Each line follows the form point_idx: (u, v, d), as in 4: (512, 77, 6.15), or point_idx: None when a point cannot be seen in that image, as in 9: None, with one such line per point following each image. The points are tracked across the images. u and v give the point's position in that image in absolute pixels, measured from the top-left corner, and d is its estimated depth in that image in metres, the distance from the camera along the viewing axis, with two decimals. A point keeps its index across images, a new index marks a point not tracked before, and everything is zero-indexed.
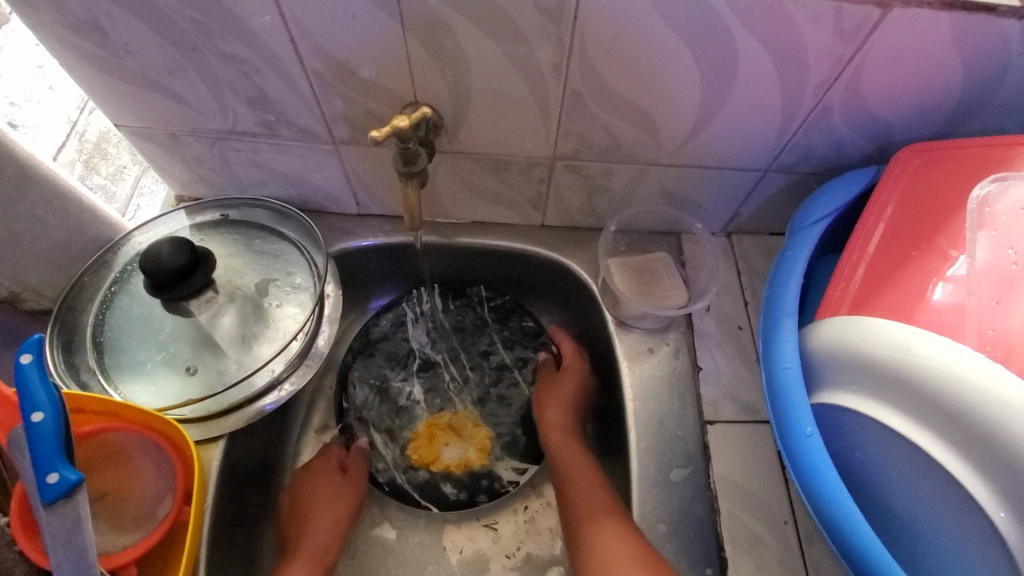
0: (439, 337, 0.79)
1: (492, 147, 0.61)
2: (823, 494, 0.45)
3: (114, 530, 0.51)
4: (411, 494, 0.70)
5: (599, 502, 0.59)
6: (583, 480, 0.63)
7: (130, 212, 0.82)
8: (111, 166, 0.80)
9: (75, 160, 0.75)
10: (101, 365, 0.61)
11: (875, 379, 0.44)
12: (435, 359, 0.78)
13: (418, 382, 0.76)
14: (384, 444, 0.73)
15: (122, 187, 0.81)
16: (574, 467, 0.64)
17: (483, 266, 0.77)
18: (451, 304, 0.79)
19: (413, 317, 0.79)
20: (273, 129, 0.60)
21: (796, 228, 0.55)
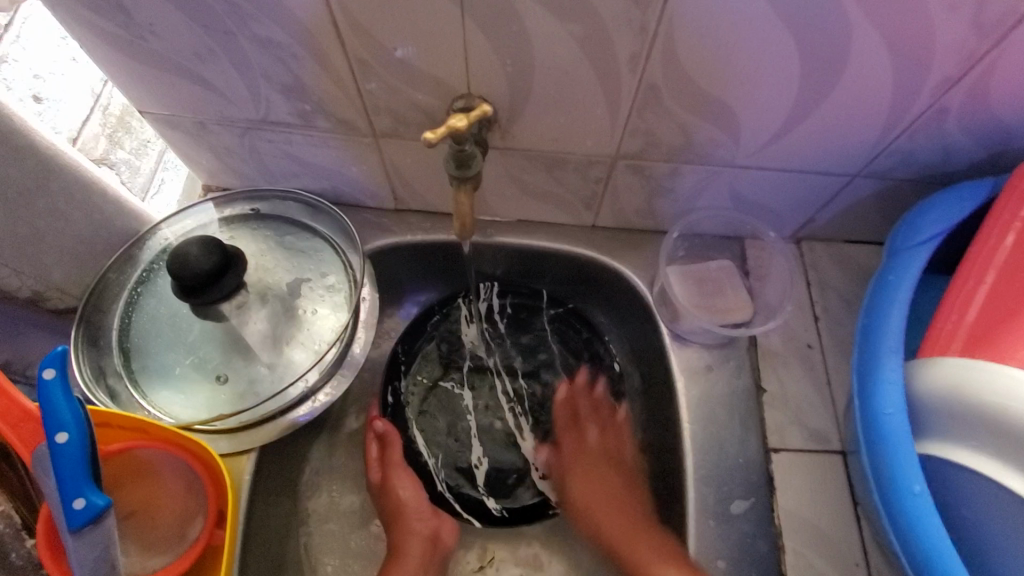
0: (494, 341, 0.72)
1: (549, 144, 0.54)
2: (930, 561, 0.41)
3: (143, 551, 0.48)
4: (452, 504, 0.66)
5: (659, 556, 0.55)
6: (625, 518, 0.61)
7: (153, 187, 0.76)
8: (135, 140, 0.73)
9: (98, 136, 0.68)
10: (128, 369, 0.58)
11: (1000, 436, 0.39)
12: (487, 366, 0.71)
13: (470, 387, 0.70)
14: (429, 449, 0.68)
15: (145, 162, 0.75)
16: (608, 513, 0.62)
17: (542, 270, 0.71)
18: (511, 304, 0.73)
19: (469, 315, 0.73)
20: (309, 119, 0.55)
21: (897, 248, 0.49)
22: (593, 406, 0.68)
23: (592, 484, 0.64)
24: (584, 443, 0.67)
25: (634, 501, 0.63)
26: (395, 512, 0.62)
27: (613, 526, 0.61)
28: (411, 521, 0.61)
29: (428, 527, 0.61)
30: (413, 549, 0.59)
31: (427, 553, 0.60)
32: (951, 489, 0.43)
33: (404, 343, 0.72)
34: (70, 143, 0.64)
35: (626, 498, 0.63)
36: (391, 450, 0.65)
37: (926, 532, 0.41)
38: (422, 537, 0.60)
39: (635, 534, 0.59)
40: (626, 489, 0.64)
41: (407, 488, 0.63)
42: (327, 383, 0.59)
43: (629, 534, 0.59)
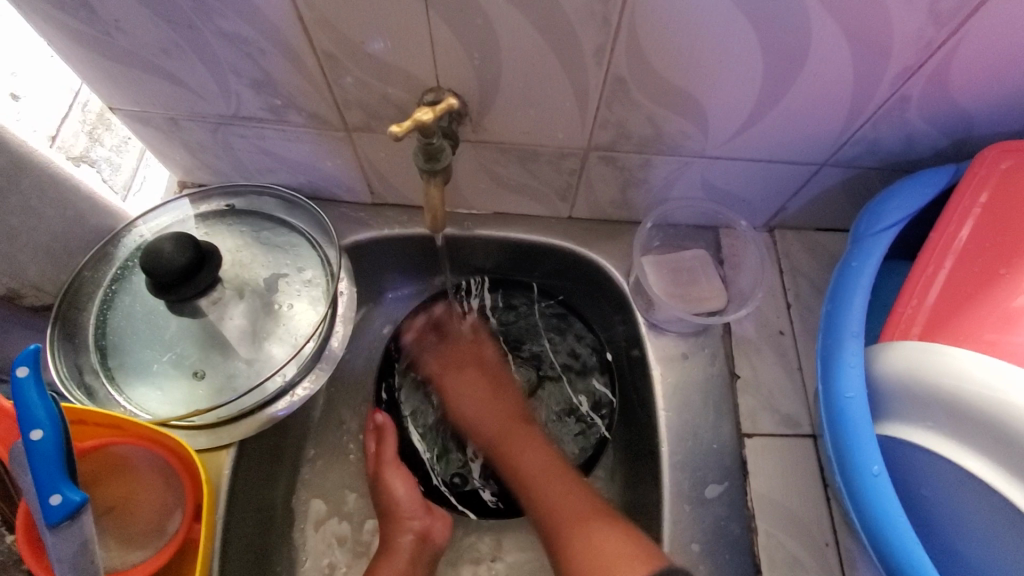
0: (486, 334, 0.72)
1: (521, 136, 0.55)
2: (887, 536, 0.42)
3: (122, 545, 0.48)
4: (446, 495, 0.65)
5: (577, 509, 0.55)
6: (552, 481, 0.58)
7: (136, 185, 0.73)
8: (116, 137, 0.70)
9: (79, 133, 0.64)
10: (104, 366, 0.58)
11: (953, 416, 0.40)
12: (479, 357, 0.71)
13: None
14: (423, 442, 0.68)
15: (126, 159, 0.71)
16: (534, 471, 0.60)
17: (531, 263, 0.72)
18: (502, 297, 0.73)
19: (461, 310, 0.72)
20: (281, 114, 0.55)
21: (860, 235, 0.50)
22: (584, 397, 0.68)
23: (530, 451, 0.61)
24: (523, 458, 0.61)
25: (580, 488, 0.58)
26: (388, 508, 0.62)
27: (549, 494, 0.57)
28: (402, 519, 0.61)
29: (420, 524, 0.61)
30: (403, 547, 0.59)
31: (416, 552, 0.60)
32: (909, 468, 0.44)
33: (395, 339, 0.71)
34: (52, 143, 0.60)
35: (550, 476, 0.59)
36: (386, 447, 0.64)
37: (885, 513, 0.42)
38: (412, 533, 0.60)
39: (571, 498, 0.56)
40: (545, 470, 0.59)
41: (402, 482, 0.63)
42: (305, 377, 0.60)
43: (580, 511, 0.55)
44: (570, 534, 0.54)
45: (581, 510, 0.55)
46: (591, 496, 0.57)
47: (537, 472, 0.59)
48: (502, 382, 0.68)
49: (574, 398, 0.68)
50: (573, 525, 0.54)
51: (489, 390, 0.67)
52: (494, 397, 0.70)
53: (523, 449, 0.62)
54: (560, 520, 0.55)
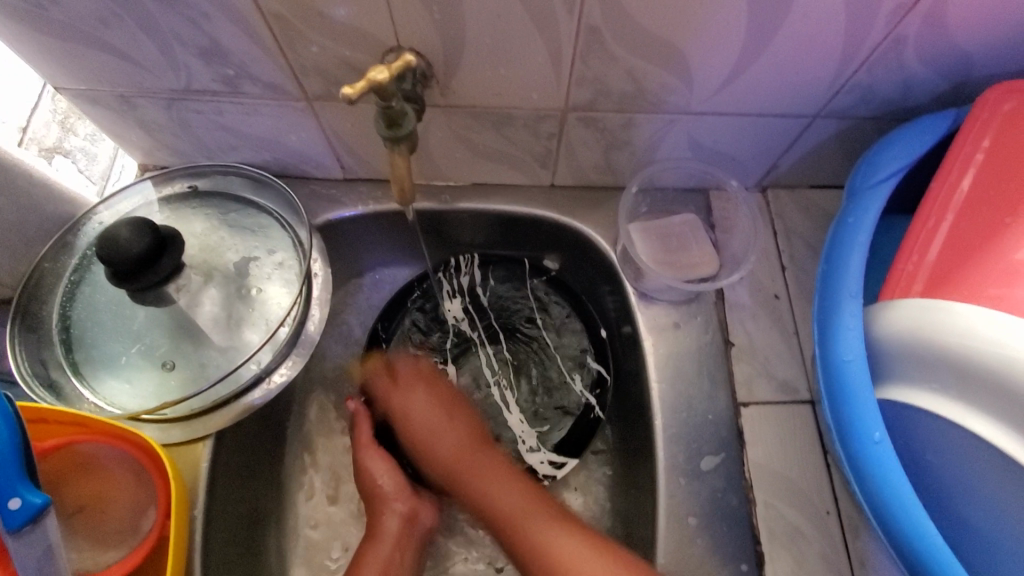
0: (477, 313, 0.69)
1: (492, 99, 0.51)
2: (891, 505, 0.40)
3: (95, 545, 0.47)
4: (434, 479, 0.62)
5: (514, 500, 0.55)
6: (532, 519, 0.53)
7: (113, 175, 0.69)
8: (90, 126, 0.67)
9: (50, 123, 0.63)
10: (71, 361, 0.55)
11: (958, 378, 0.37)
12: (469, 336, 0.68)
13: (452, 360, 0.67)
14: None
15: (101, 149, 0.68)
16: (489, 476, 0.57)
17: (522, 236, 0.69)
18: (493, 276, 0.70)
19: (450, 289, 0.69)
20: (235, 86, 0.52)
21: (856, 188, 0.47)
22: (579, 378, 0.65)
23: (500, 492, 0.56)
24: (485, 463, 0.58)
25: (539, 494, 0.56)
26: (371, 490, 0.60)
27: (505, 498, 0.55)
28: (384, 501, 0.59)
29: (404, 506, 0.59)
30: (387, 529, 0.58)
31: (401, 535, 0.58)
32: (916, 434, 0.42)
33: (382, 319, 0.68)
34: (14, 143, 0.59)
35: (507, 473, 0.57)
36: (367, 428, 0.62)
37: (888, 481, 0.40)
38: (397, 514, 0.58)
39: (505, 501, 0.55)
40: (503, 468, 0.58)
41: (383, 465, 0.61)
42: (282, 363, 0.58)
43: (513, 511, 0.54)
44: (530, 549, 0.52)
45: (544, 514, 0.54)
46: (575, 526, 0.53)
47: (539, 502, 0.55)
48: (438, 380, 0.64)
49: (571, 378, 0.65)
50: (517, 527, 0.54)
51: (449, 425, 0.61)
52: (485, 379, 0.67)
53: (464, 460, 0.59)
54: (512, 519, 0.54)
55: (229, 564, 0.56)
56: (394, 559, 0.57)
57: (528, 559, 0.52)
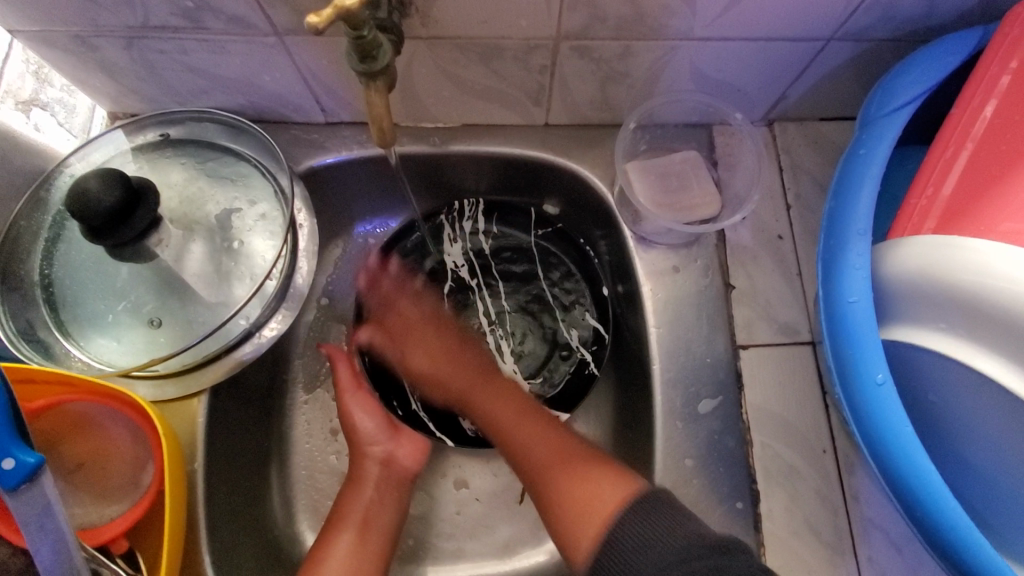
0: (475, 259, 0.67)
1: (477, 28, 0.47)
2: (889, 445, 0.40)
3: (97, 500, 0.47)
4: (424, 421, 0.63)
5: (553, 445, 0.54)
6: (543, 435, 0.55)
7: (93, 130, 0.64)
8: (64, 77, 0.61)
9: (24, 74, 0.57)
10: (58, 320, 0.54)
11: (970, 317, 0.35)
12: (468, 283, 0.66)
13: (449, 306, 0.66)
14: (405, 372, 0.64)
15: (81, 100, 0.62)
16: (529, 430, 0.56)
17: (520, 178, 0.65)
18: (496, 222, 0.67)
19: (452, 233, 0.67)
20: (197, 20, 0.47)
21: (870, 117, 0.44)
22: (576, 332, 0.63)
23: (501, 401, 0.58)
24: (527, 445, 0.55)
25: (552, 428, 0.56)
26: (354, 435, 0.60)
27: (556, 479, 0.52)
28: (364, 447, 0.59)
29: (382, 449, 0.59)
30: (366, 473, 0.58)
31: (382, 477, 0.58)
32: (923, 374, 0.40)
33: (382, 258, 0.66)
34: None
35: (527, 414, 0.57)
36: (343, 374, 0.62)
37: (887, 420, 0.39)
38: (373, 459, 0.58)
39: (545, 441, 0.54)
40: (521, 412, 0.57)
41: (359, 415, 0.60)
42: (272, 316, 0.57)
43: (554, 453, 0.54)
44: (545, 475, 0.53)
45: (568, 459, 0.53)
46: (596, 461, 0.52)
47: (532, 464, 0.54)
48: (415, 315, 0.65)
49: (568, 332, 0.63)
50: (542, 474, 0.53)
51: (510, 397, 0.58)
52: (479, 329, 0.65)
53: (529, 436, 0.55)
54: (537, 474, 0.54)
55: (237, 513, 0.56)
56: (374, 505, 0.57)
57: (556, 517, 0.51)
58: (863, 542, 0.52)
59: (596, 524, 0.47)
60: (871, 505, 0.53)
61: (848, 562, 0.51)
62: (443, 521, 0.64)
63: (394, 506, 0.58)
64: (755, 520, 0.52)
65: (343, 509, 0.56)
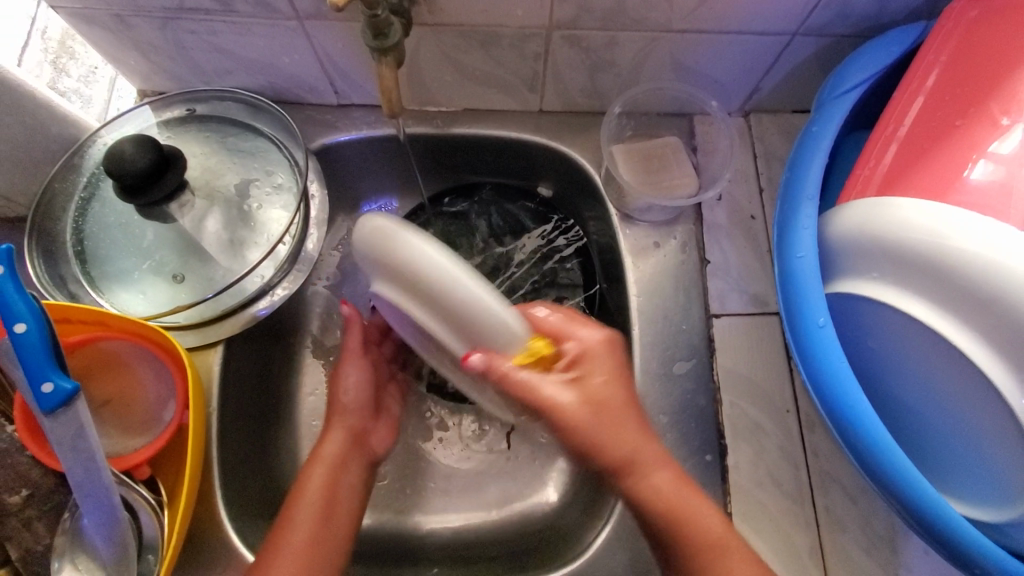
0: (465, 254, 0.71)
1: (478, 16, 0.53)
2: (830, 383, 0.45)
3: (123, 433, 0.52)
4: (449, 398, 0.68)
5: (629, 435, 0.46)
6: (620, 426, 0.45)
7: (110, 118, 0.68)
8: (82, 66, 0.65)
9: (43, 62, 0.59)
10: (87, 274, 0.59)
11: (895, 265, 0.40)
12: None
13: None
14: None
15: (97, 90, 0.67)
16: (614, 427, 0.45)
17: (507, 162, 0.71)
18: (483, 212, 0.73)
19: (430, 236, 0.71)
20: (227, 3, 0.53)
21: (824, 99, 0.50)
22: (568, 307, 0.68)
23: (603, 379, 0.47)
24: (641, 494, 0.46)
25: (635, 409, 0.47)
26: (334, 403, 0.60)
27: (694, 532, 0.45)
28: (342, 410, 0.59)
29: (356, 421, 0.59)
30: (331, 446, 0.56)
31: (354, 446, 0.57)
32: (861, 323, 0.46)
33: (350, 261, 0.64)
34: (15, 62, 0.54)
35: (617, 416, 0.46)
36: (352, 338, 0.62)
37: (828, 360, 0.45)
38: (345, 429, 0.58)
39: (644, 448, 0.46)
40: (624, 399, 0.46)
41: (352, 371, 0.61)
42: (284, 278, 0.62)
43: (653, 459, 0.47)
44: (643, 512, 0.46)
45: (647, 456, 0.46)
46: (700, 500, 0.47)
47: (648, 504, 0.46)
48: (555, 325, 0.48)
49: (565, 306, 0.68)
50: (676, 537, 0.46)
51: (602, 377, 0.47)
52: None
53: (656, 473, 0.46)
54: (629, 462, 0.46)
55: (245, 458, 0.61)
56: (330, 485, 0.53)
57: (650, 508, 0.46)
58: (824, 496, 0.56)
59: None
60: (831, 461, 0.57)
61: (808, 512, 0.55)
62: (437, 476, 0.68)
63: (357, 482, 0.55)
64: (722, 472, 0.56)
65: (304, 484, 0.52)
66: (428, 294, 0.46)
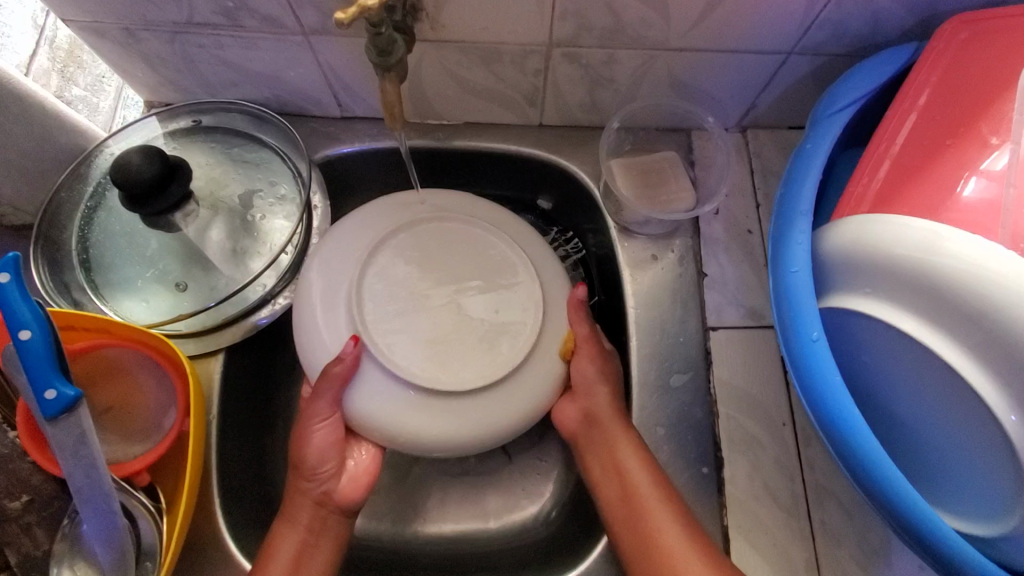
0: None
1: (479, 33, 0.54)
2: (824, 397, 0.45)
3: (124, 440, 0.52)
4: None
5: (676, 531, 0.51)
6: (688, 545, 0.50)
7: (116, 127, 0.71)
8: (90, 76, 0.68)
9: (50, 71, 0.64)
10: (91, 282, 0.59)
11: (889, 281, 0.41)
12: None
13: None
14: None
15: (103, 99, 0.70)
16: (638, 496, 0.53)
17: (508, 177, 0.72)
18: None
19: None
20: (234, 19, 0.54)
21: (818, 117, 0.51)
22: None
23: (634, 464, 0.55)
24: (609, 445, 0.56)
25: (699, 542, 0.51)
26: (296, 458, 0.55)
27: (633, 476, 0.54)
28: (302, 480, 0.55)
29: (319, 483, 0.55)
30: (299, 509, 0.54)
31: (315, 516, 0.55)
32: (855, 338, 0.46)
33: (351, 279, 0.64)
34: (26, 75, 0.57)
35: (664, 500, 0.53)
36: (314, 406, 0.52)
37: (822, 375, 0.45)
38: (309, 496, 0.55)
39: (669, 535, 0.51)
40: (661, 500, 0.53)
41: (317, 432, 0.53)
42: (285, 287, 0.62)
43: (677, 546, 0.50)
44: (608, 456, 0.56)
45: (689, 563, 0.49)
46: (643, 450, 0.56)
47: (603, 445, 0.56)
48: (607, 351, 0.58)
49: None
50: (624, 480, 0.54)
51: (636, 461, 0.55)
52: None
53: (610, 419, 0.57)
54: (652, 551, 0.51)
55: (245, 466, 0.61)
56: (296, 559, 0.52)
57: None
58: (820, 509, 0.56)
59: (671, 559, 0.50)
60: (827, 475, 0.57)
61: (805, 525, 0.55)
62: (435, 485, 0.69)
63: (322, 550, 0.54)
64: (718, 484, 0.57)
65: (274, 549, 0.52)
66: (467, 229, 0.57)
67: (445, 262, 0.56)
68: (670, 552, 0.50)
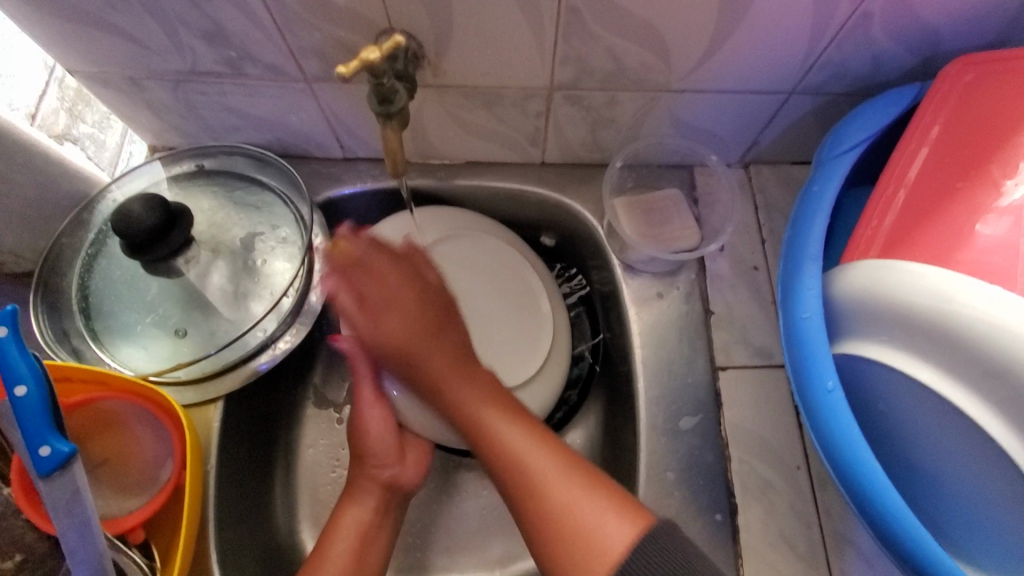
0: None
1: (481, 78, 0.54)
2: (843, 451, 0.44)
3: (119, 494, 0.51)
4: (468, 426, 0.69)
5: (517, 437, 0.51)
6: (536, 453, 0.50)
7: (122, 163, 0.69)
8: (97, 113, 0.66)
9: (58, 111, 0.61)
10: (91, 329, 0.59)
11: (904, 331, 0.40)
12: None
13: None
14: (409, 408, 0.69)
15: (111, 136, 0.67)
16: (500, 447, 0.51)
17: (510, 215, 0.72)
18: None
19: None
20: (238, 68, 0.55)
21: (824, 157, 0.52)
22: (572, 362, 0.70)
23: (467, 388, 0.53)
24: (467, 383, 0.53)
25: (547, 441, 0.51)
26: (358, 443, 0.61)
27: (506, 435, 0.51)
28: (366, 464, 0.59)
29: (385, 469, 0.59)
30: (369, 490, 0.59)
31: (382, 498, 0.59)
32: (872, 385, 0.45)
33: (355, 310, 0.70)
34: (31, 121, 0.57)
35: (539, 441, 0.51)
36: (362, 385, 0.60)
37: (840, 426, 0.44)
38: (375, 480, 0.59)
39: (540, 454, 0.50)
40: (527, 443, 0.50)
41: (374, 417, 0.60)
42: (286, 330, 0.61)
43: (561, 474, 0.48)
44: (440, 384, 0.53)
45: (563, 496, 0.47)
46: (481, 376, 0.54)
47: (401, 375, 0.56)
48: (430, 286, 0.56)
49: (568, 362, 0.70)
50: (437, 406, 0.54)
51: (471, 384, 0.53)
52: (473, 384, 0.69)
53: (427, 352, 0.53)
54: (530, 486, 0.49)
55: (243, 515, 0.60)
56: (367, 531, 0.57)
57: (545, 530, 0.47)
58: (839, 559, 0.54)
59: (543, 483, 0.48)
60: (845, 522, 0.55)
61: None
62: (440, 533, 0.67)
63: (386, 528, 0.58)
64: (732, 532, 0.55)
65: (340, 523, 0.56)
66: (481, 246, 0.66)
67: (466, 281, 0.64)
68: (537, 525, 0.48)
